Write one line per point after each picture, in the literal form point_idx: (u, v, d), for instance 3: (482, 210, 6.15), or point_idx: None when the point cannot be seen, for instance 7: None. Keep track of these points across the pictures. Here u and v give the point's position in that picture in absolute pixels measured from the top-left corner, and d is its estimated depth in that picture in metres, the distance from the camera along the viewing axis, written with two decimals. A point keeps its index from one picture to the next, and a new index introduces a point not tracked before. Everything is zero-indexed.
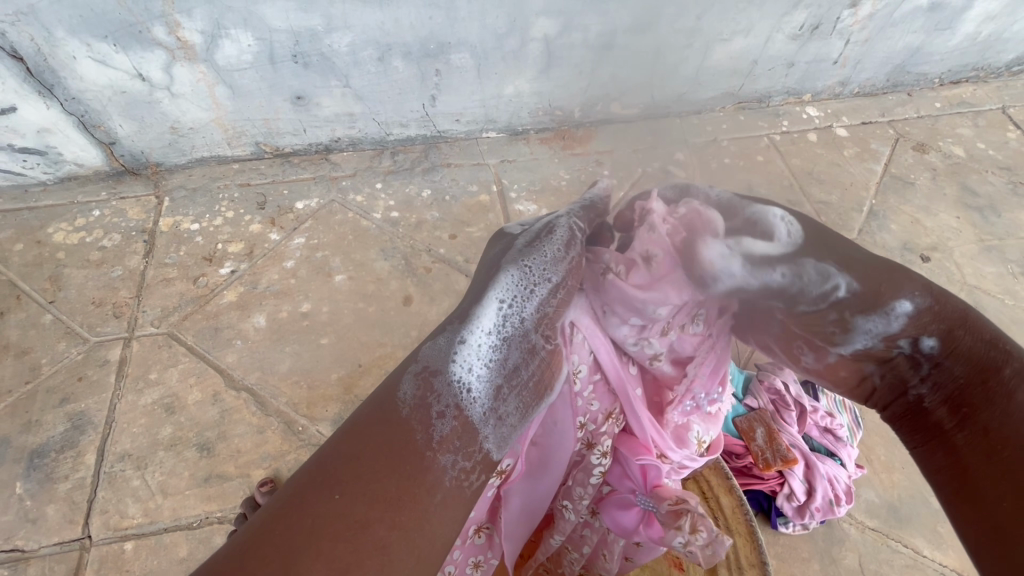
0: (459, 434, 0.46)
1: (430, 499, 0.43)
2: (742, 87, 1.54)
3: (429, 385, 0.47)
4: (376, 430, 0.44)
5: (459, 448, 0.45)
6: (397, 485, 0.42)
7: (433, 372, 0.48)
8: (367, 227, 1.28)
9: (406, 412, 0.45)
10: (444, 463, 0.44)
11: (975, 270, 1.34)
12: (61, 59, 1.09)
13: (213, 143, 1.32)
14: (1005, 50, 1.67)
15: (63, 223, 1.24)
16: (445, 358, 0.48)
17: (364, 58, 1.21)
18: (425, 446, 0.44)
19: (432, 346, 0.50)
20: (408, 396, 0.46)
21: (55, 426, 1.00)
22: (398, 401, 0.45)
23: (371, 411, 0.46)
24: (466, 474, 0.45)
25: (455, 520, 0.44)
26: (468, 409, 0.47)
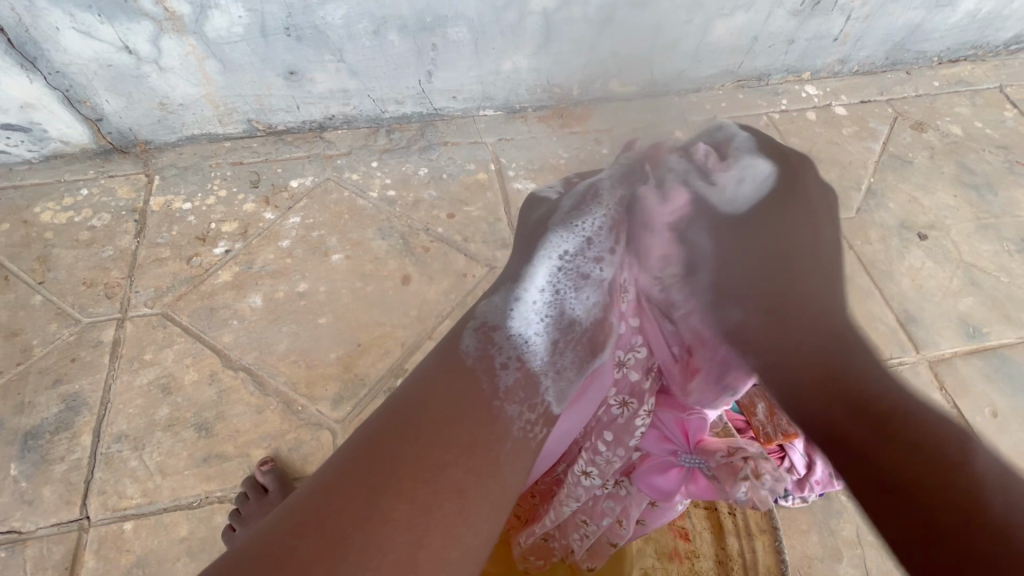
0: (522, 385, 0.60)
1: (500, 447, 0.55)
2: (742, 64, 1.52)
3: (490, 340, 0.64)
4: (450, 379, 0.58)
5: (525, 400, 0.60)
6: (468, 429, 0.54)
7: (493, 329, 0.65)
8: (362, 206, 1.26)
9: (473, 360, 0.61)
10: (511, 411, 0.58)
11: (971, 248, 1.34)
12: (43, 30, 1.05)
13: (204, 121, 1.28)
14: (1004, 28, 1.66)
15: (50, 202, 1.21)
16: (501, 317, 0.66)
17: (358, 32, 1.18)
18: (492, 395, 0.58)
19: (490, 308, 0.67)
20: (471, 347, 0.63)
21: (49, 408, 0.99)
22: (464, 353, 0.62)
23: (446, 366, 0.60)
24: (529, 426, 0.59)
25: (518, 467, 0.56)
26: (530, 361, 0.63)
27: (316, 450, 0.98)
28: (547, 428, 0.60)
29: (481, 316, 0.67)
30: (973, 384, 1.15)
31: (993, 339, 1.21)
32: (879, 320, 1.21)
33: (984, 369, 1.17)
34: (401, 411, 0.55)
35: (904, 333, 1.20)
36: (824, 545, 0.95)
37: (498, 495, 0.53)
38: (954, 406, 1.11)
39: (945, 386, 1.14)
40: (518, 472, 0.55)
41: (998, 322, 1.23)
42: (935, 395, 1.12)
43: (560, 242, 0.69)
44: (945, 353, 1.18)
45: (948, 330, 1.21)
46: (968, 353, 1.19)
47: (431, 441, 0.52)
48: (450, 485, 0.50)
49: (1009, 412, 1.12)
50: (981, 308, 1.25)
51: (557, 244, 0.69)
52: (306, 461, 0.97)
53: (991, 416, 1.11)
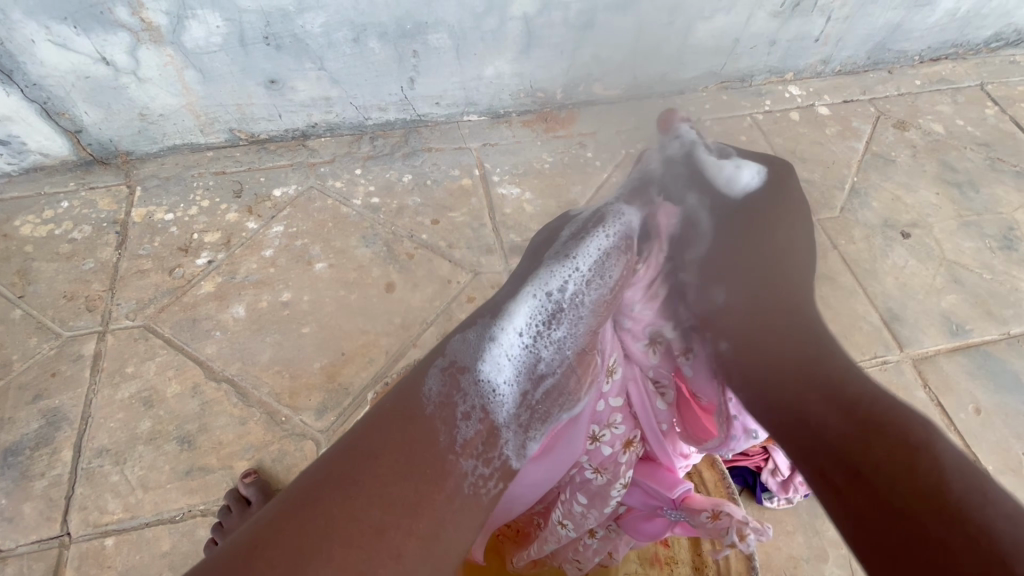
0: (483, 437, 0.55)
1: (445, 504, 0.49)
2: (725, 66, 1.52)
3: (454, 385, 0.56)
4: (404, 426, 0.52)
5: (480, 454, 0.54)
6: (416, 487, 0.49)
7: (461, 372, 0.58)
8: (346, 214, 1.26)
9: (432, 407, 0.54)
10: (464, 467, 0.52)
11: (954, 246, 1.35)
12: (19, 42, 1.04)
13: (185, 131, 1.28)
14: (983, 26, 1.68)
15: (30, 215, 1.20)
16: (473, 358, 0.59)
17: (338, 40, 1.18)
18: (446, 449, 0.52)
19: (462, 344, 0.60)
20: (433, 393, 0.55)
21: (29, 423, 0.98)
22: (425, 399, 0.55)
23: (403, 410, 0.54)
24: (482, 480, 0.53)
25: (461, 524, 0.50)
26: (494, 412, 0.57)
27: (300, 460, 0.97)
28: (502, 482, 0.55)
29: (450, 353, 0.60)
30: (957, 382, 1.15)
31: (975, 336, 1.21)
32: (863, 319, 1.22)
33: (967, 366, 1.17)
34: (345, 463, 0.49)
35: (888, 332, 1.20)
36: (810, 547, 0.95)
37: (440, 555, 0.47)
38: (938, 404, 1.12)
39: (929, 383, 1.14)
40: (462, 528, 0.50)
41: (981, 319, 1.24)
42: (919, 392, 1.13)
43: (550, 279, 0.65)
44: (928, 351, 1.18)
45: (932, 328, 1.22)
46: (951, 350, 1.19)
47: (371, 495, 0.47)
48: (386, 548, 0.45)
49: (992, 409, 1.12)
50: (964, 306, 1.26)
51: (549, 282, 0.64)
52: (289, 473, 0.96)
53: (974, 413, 1.12)
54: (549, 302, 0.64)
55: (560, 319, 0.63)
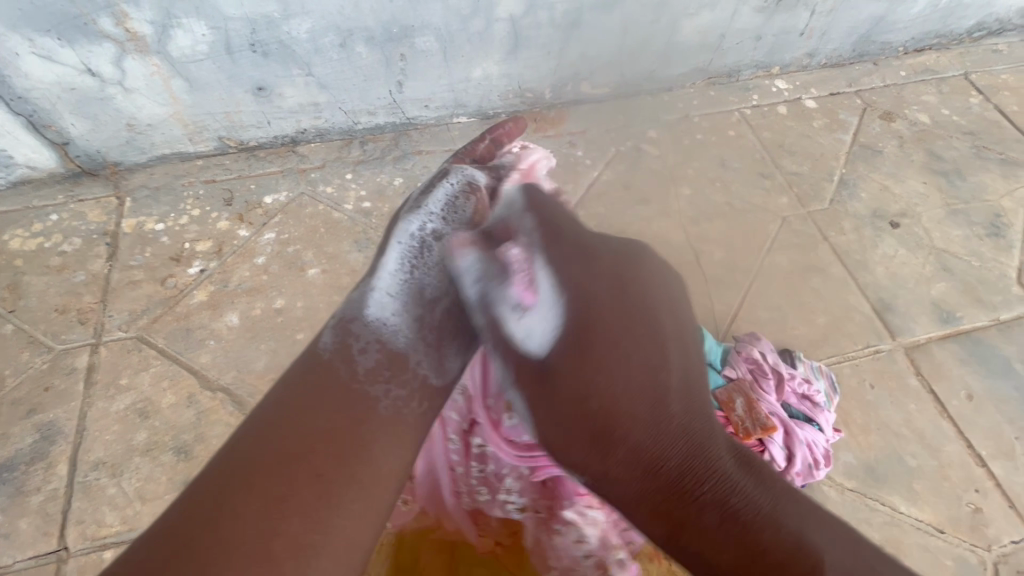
0: (387, 366, 0.65)
1: (364, 455, 0.57)
2: (712, 62, 1.53)
3: (348, 331, 0.67)
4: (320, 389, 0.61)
5: (390, 377, 0.64)
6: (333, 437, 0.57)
7: (350, 321, 0.69)
8: (338, 219, 1.26)
9: (327, 355, 0.65)
10: (376, 392, 0.62)
11: (942, 234, 1.37)
12: (2, 56, 1.04)
13: (174, 140, 1.27)
14: (965, 16, 1.70)
15: (18, 229, 1.20)
16: (359, 309, 0.70)
17: (325, 46, 1.18)
18: (356, 381, 0.62)
19: (356, 301, 0.71)
20: (330, 341, 0.67)
21: (23, 438, 0.97)
22: (322, 350, 0.65)
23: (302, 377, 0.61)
24: (399, 403, 0.63)
25: (390, 451, 0.59)
26: (389, 342, 0.67)
27: None
28: (423, 402, 0.65)
29: (343, 312, 0.70)
30: (949, 368, 1.16)
31: (966, 323, 1.23)
32: (855, 310, 1.23)
33: (958, 352, 1.18)
34: (284, 397, 0.60)
35: (880, 321, 1.21)
36: None
37: (361, 509, 0.54)
38: (930, 391, 1.13)
39: (921, 371, 1.15)
40: (389, 454, 0.59)
41: (971, 305, 1.25)
42: (911, 379, 1.14)
43: (409, 225, 0.77)
44: (920, 339, 1.20)
45: (923, 316, 1.23)
46: (942, 338, 1.20)
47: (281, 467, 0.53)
48: (296, 505, 0.51)
49: (984, 395, 1.13)
50: (954, 293, 1.27)
51: (408, 224, 0.78)
52: None
53: (967, 399, 1.13)
54: (415, 239, 0.76)
55: (421, 259, 0.74)
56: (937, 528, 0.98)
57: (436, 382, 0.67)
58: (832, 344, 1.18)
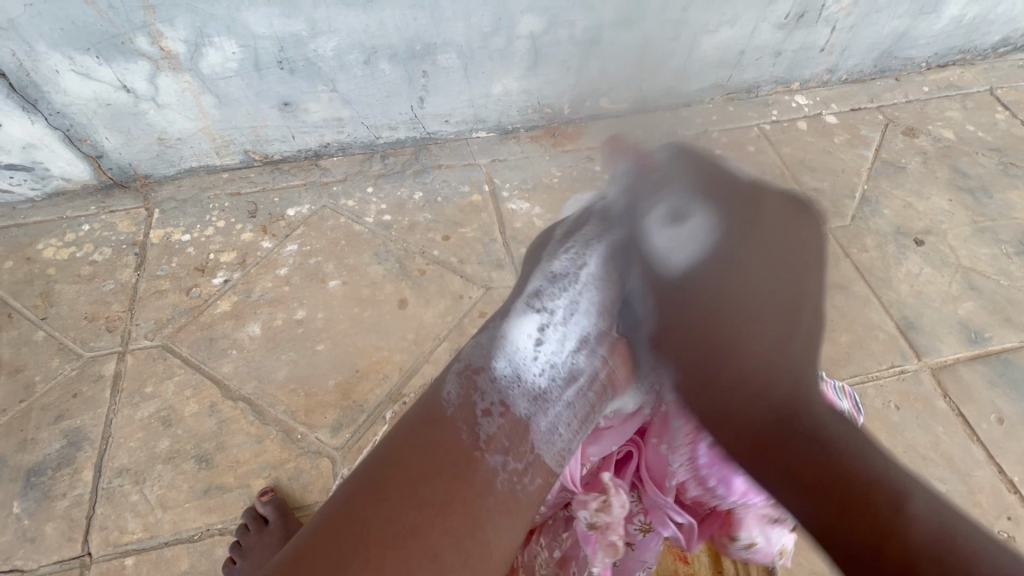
0: (505, 433, 0.59)
1: (481, 502, 0.54)
2: (731, 78, 1.53)
3: (472, 384, 0.62)
4: (433, 438, 0.57)
5: (508, 448, 0.58)
6: (445, 490, 0.53)
7: (476, 373, 0.64)
8: (359, 232, 1.27)
9: (451, 410, 0.59)
10: (493, 462, 0.57)
11: (969, 252, 1.34)
12: (44, 73, 1.08)
13: (202, 153, 1.31)
14: (990, 32, 1.67)
15: (52, 239, 1.23)
16: (485, 359, 0.65)
17: (350, 62, 1.21)
18: (472, 447, 0.57)
19: (475, 349, 0.67)
20: (453, 397, 0.61)
21: (51, 444, 0.99)
22: (445, 402, 0.60)
23: (428, 413, 0.59)
24: (515, 476, 0.57)
25: (501, 525, 0.54)
26: (514, 407, 0.61)
27: (316, 478, 0.98)
28: (538, 477, 0.58)
29: (466, 357, 0.67)
30: (978, 391, 1.13)
31: (995, 343, 1.20)
32: (879, 328, 1.20)
33: (988, 374, 1.15)
34: (399, 444, 0.57)
35: (905, 341, 1.19)
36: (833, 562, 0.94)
37: (481, 558, 0.52)
38: (959, 414, 1.10)
39: (949, 393, 1.12)
40: (502, 522, 0.54)
41: (1000, 326, 1.22)
42: (940, 402, 1.11)
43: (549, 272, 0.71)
44: (946, 359, 1.17)
45: (949, 336, 1.20)
46: (971, 359, 1.17)
47: (402, 500, 0.52)
48: (424, 547, 0.50)
49: (1015, 418, 1.10)
50: (982, 313, 1.24)
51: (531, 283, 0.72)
52: (307, 490, 0.97)
53: (997, 423, 1.09)
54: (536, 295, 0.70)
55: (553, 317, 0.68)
56: None
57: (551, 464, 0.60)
58: (856, 363, 1.15)
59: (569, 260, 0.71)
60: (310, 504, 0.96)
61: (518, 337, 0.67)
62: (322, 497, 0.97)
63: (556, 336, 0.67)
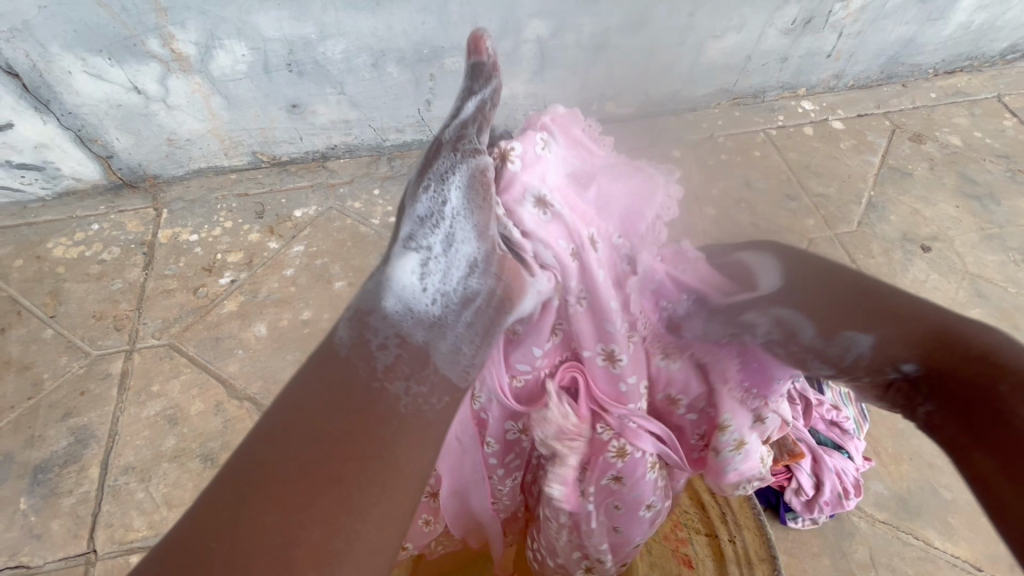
0: (409, 360, 0.44)
1: (389, 430, 0.40)
2: (737, 83, 1.53)
3: (365, 326, 0.45)
4: (318, 380, 0.42)
5: (411, 374, 0.43)
6: (340, 429, 0.39)
7: (368, 313, 0.46)
8: (365, 233, 1.28)
9: (347, 352, 0.44)
10: (398, 388, 0.42)
11: (977, 259, 1.33)
12: (57, 74, 1.10)
13: (211, 154, 1.32)
14: (998, 39, 1.67)
15: (62, 238, 1.25)
16: (377, 296, 0.46)
17: (358, 65, 1.22)
18: (370, 377, 0.42)
19: (365, 292, 0.48)
20: (345, 339, 0.45)
21: (58, 441, 1.00)
22: (337, 346, 0.44)
23: (317, 361, 0.44)
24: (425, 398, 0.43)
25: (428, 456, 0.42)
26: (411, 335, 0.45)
27: None
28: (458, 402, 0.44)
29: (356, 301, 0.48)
30: None
31: None
32: None
33: None
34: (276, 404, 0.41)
35: None
36: (838, 568, 0.93)
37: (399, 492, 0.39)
38: None
39: None
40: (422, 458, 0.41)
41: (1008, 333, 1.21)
42: None
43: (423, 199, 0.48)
44: None
45: None
46: None
47: (285, 465, 0.38)
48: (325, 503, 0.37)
49: None
50: (990, 320, 1.23)
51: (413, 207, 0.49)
52: None
53: None
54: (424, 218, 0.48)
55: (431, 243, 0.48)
56: (973, 564, 0.95)
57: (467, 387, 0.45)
58: None
59: (431, 197, 0.48)
60: None
61: (402, 270, 0.47)
62: None
63: (442, 270, 0.47)
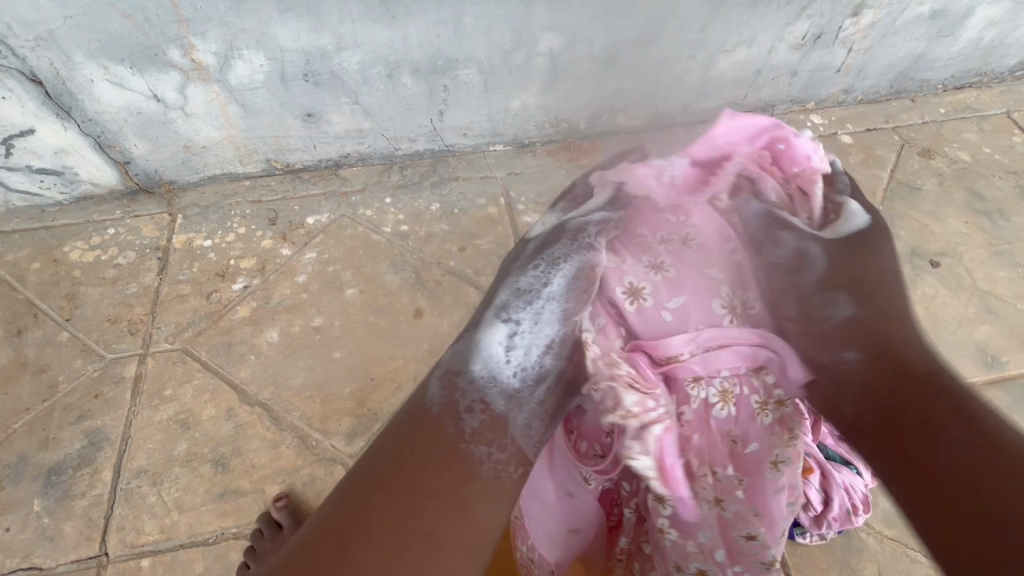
0: (489, 425, 0.70)
1: (472, 489, 0.65)
2: (747, 96, 1.54)
3: (455, 385, 0.73)
4: (421, 436, 0.68)
5: (492, 439, 0.69)
6: (436, 478, 0.64)
7: (456, 375, 0.74)
8: (376, 241, 1.29)
9: (439, 408, 0.70)
10: (479, 452, 0.68)
11: (985, 275, 1.33)
12: (78, 82, 1.12)
13: (226, 161, 1.34)
14: (1008, 55, 1.68)
15: (78, 241, 1.26)
16: (466, 361, 0.75)
17: (373, 76, 1.23)
18: (460, 438, 0.68)
19: (457, 352, 0.77)
20: (437, 397, 0.72)
21: (72, 443, 1.01)
22: (433, 402, 0.71)
23: (418, 414, 0.70)
24: (500, 464, 0.69)
25: (489, 508, 0.65)
26: (493, 405, 0.72)
27: (330, 485, 0.99)
28: (520, 466, 0.70)
29: (448, 363, 0.76)
30: None
31: (1011, 368, 1.19)
32: None
33: (1004, 400, 1.14)
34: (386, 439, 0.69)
35: None
36: None
37: (470, 535, 0.62)
38: None
39: None
40: (489, 508, 0.65)
41: (1017, 350, 1.21)
42: None
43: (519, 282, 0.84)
44: None
45: (964, 359, 1.20)
46: (987, 383, 1.17)
47: (400, 490, 0.63)
48: (420, 528, 0.60)
49: None
50: (999, 337, 1.23)
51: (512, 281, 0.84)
52: (320, 497, 0.98)
53: None
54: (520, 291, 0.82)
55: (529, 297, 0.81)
56: None
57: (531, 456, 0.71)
58: None
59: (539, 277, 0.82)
60: None
61: (490, 344, 0.77)
62: None
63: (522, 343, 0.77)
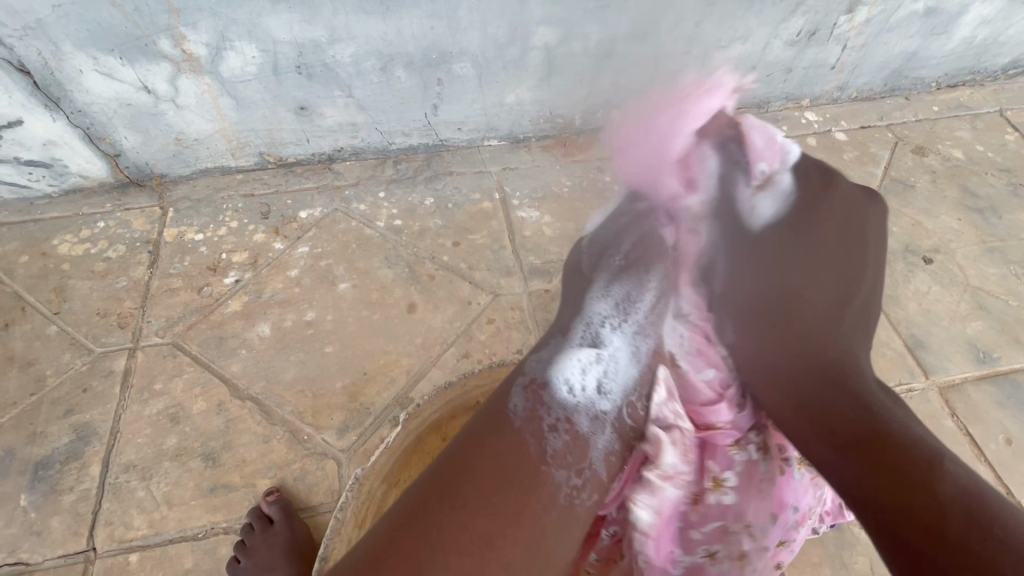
0: (569, 449, 0.66)
1: (546, 515, 0.61)
2: (741, 93, 1.54)
3: (537, 399, 0.69)
4: (503, 446, 0.64)
5: (571, 465, 0.65)
6: (516, 497, 0.61)
7: (539, 389, 0.70)
8: (370, 235, 1.29)
9: (520, 422, 0.66)
10: (558, 476, 0.64)
11: (978, 271, 1.34)
12: (67, 72, 1.11)
13: (218, 154, 1.32)
14: (1000, 54, 1.68)
15: (68, 234, 1.25)
16: (545, 374, 0.72)
17: (367, 69, 1.23)
18: (541, 460, 0.64)
19: (536, 367, 0.74)
20: (518, 406, 0.68)
21: (60, 438, 1.00)
22: (514, 411, 0.67)
23: (497, 420, 0.66)
24: (575, 491, 0.65)
25: (561, 540, 0.62)
26: (576, 424, 0.69)
27: (321, 480, 0.98)
28: (593, 493, 0.66)
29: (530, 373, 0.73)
30: (986, 411, 1.13)
31: (1003, 363, 1.19)
32: (887, 346, 1.20)
33: (996, 395, 1.15)
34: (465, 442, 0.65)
35: (912, 359, 1.18)
36: None
37: (543, 563, 0.59)
38: (966, 433, 1.10)
39: (956, 411, 1.12)
40: (561, 544, 0.62)
41: (1009, 346, 1.22)
42: (947, 421, 1.11)
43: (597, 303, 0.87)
44: (954, 378, 1.16)
45: (957, 355, 1.20)
46: (979, 378, 1.17)
47: (478, 507, 0.58)
48: (497, 558, 0.57)
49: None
50: (991, 333, 1.24)
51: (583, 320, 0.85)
52: (311, 492, 0.97)
53: (1005, 444, 1.09)
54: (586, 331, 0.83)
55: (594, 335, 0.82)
56: None
57: (604, 479, 0.68)
58: None
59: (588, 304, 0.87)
60: (315, 505, 0.97)
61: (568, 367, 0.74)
62: (327, 499, 0.97)
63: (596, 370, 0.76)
